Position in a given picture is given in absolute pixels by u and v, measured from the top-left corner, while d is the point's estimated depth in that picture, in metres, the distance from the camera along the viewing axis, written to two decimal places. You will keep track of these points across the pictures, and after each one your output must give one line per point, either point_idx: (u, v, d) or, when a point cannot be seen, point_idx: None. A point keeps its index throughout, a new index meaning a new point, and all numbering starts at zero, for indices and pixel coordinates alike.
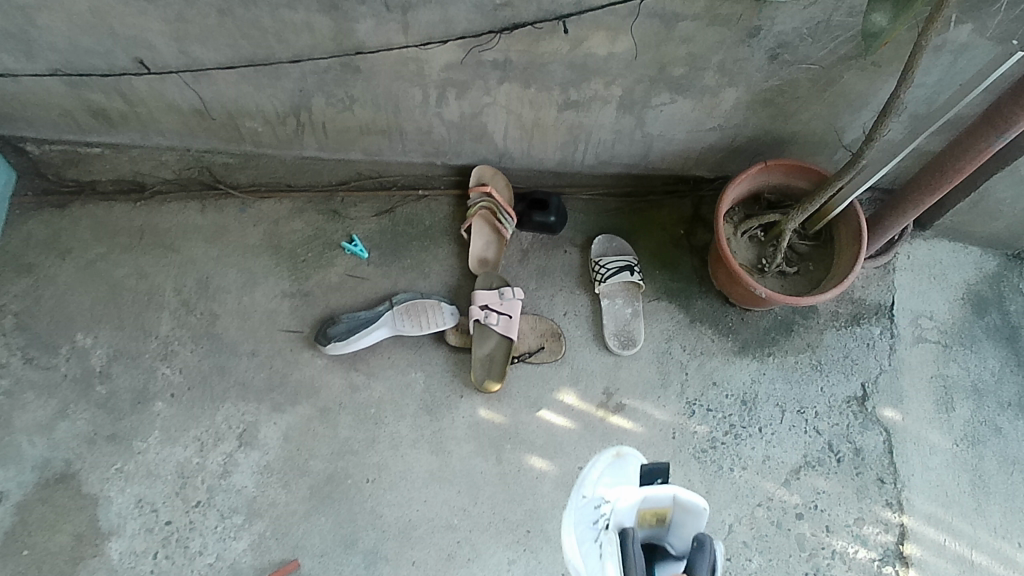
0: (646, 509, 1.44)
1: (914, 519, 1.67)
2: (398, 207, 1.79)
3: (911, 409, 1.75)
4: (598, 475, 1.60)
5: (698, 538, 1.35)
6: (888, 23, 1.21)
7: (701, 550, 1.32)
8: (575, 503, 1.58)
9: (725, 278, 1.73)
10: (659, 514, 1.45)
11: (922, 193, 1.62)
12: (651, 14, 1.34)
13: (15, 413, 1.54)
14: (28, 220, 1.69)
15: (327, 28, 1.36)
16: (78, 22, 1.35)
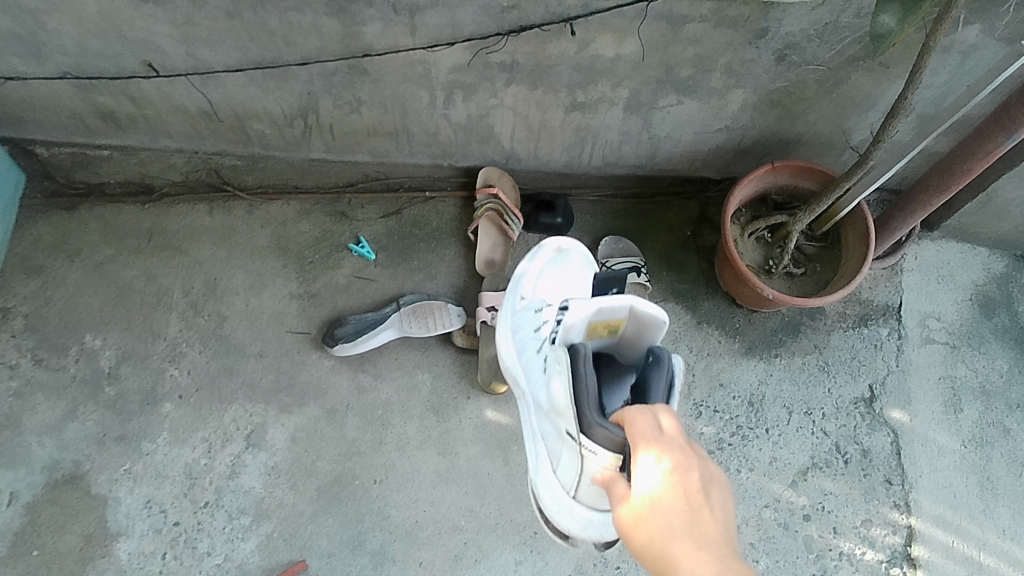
0: (597, 321, 1.22)
1: (922, 521, 1.66)
2: (406, 208, 1.78)
3: (919, 410, 1.75)
4: (537, 273, 1.37)
5: (655, 352, 1.13)
6: (896, 25, 1.20)
7: (659, 367, 1.09)
8: (512, 306, 1.36)
9: (732, 280, 1.73)
10: (612, 326, 1.23)
11: (930, 194, 1.61)
12: (658, 16, 1.34)
13: (25, 414, 1.55)
14: (37, 222, 1.70)
15: (335, 31, 1.36)
16: (87, 26, 1.36)
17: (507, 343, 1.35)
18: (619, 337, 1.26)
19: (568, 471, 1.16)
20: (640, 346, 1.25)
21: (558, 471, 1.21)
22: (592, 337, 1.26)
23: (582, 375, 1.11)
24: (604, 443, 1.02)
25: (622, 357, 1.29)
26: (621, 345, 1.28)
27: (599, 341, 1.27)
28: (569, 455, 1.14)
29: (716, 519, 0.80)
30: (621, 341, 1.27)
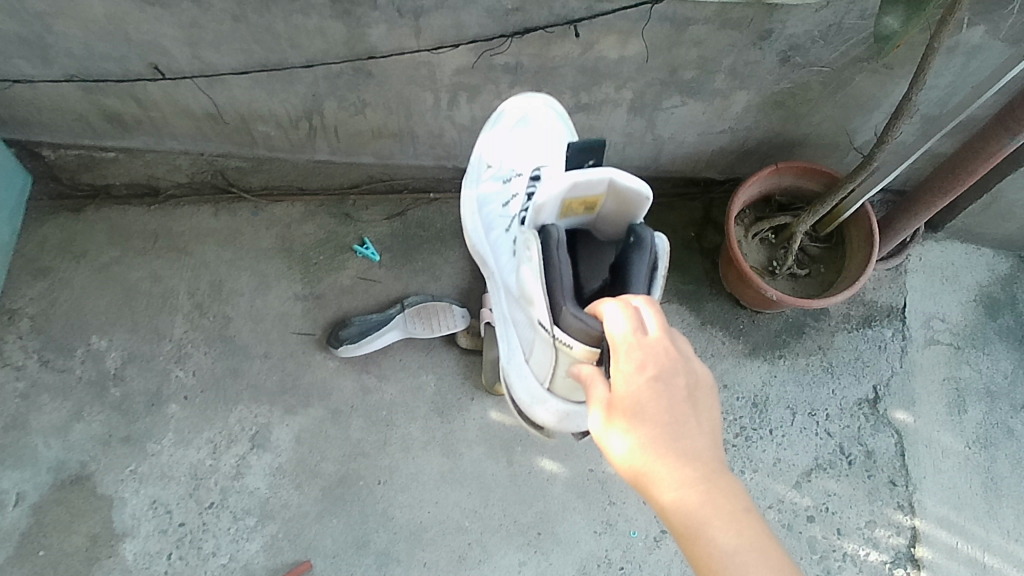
0: (572, 199, 1.18)
1: (926, 522, 1.66)
2: (409, 210, 1.79)
3: (923, 411, 1.75)
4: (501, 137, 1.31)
5: (636, 232, 1.15)
6: (900, 27, 1.21)
7: (640, 251, 1.12)
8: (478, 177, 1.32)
9: (736, 281, 1.73)
10: (589, 203, 1.20)
11: (934, 195, 1.61)
12: (662, 18, 1.34)
13: (31, 415, 1.56)
14: (43, 223, 1.70)
15: (340, 33, 1.37)
16: (93, 29, 1.37)
17: (474, 218, 1.35)
18: (596, 214, 1.25)
19: (541, 361, 1.23)
20: (619, 224, 1.24)
21: (530, 363, 1.29)
22: (567, 214, 1.23)
23: (557, 266, 1.14)
24: (579, 336, 1.08)
25: (597, 232, 1.30)
26: (598, 221, 1.27)
27: (575, 218, 1.26)
28: (541, 347, 1.21)
29: (700, 422, 0.84)
30: (597, 219, 1.27)
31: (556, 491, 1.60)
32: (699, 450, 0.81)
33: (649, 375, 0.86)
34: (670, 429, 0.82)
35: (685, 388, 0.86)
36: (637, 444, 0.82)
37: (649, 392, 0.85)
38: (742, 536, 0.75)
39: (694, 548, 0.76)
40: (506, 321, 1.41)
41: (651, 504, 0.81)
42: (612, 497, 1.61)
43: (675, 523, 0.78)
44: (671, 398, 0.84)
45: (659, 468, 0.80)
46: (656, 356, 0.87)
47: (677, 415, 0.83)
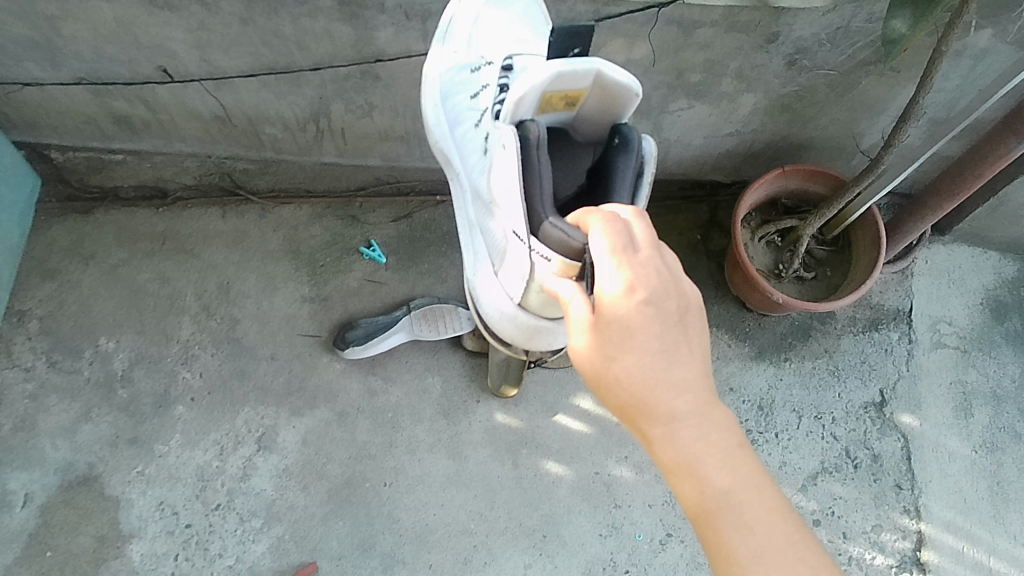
0: (553, 92, 1.09)
1: (932, 526, 1.66)
2: (416, 212, 1.81)
3: (929, 415, 1.74)
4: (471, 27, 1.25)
5: (620, 134, 1.08)
6: (908, 30, 1.21)
7: (626, 153, 1.06)
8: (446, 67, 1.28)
9: (743, 284, 1.72)
10: (570, 98, 1.12)
11: (940, 199, 1.61)
12: (669, 21, 1.34)
13: (39, 416, 1.56)
14: (52, 225, 1.71)
15: (348, 36, 1.37)
16: (103, 32, 1.37)
17: (437, 109, 1.30)
18: (576, 112, 1.17)
19: (515, 274, 1.15)
20: (601, 124, 1.17)
21: (504, 276, 1.20)
22: (545, 112, 1.14)
23: (534, 165, 1.05)
24: (558, 247, 0.99)
25: (575, 134, 1.21)
26: (577, 120, 1.19)
27: (553, 116, 1.17)
28: (515, 258, 1.13)
29: (691, 352, 0.76)
30: (578, 119, 1.18)
31: (562, 494, 1.61)
32: (691, 384, 0.75)
33: (638, 300, 0.76)
34: (660, 363, 0.75)
35: (678, 313, 0.77)
36: (624, 378, 0.76)
37: (640, 322, 0.75)
38: (733, 476, 0.74)
39: (686, 490, 0.75)
40: (478, 229, 1.32)
41: (637, 433, 0.78)
42: (618, 500, 1.61)
43: (666, 458, 0.76)
44: (663, 327, 0.76)
45: (649, 407, 0.75)
46: (646, 277, 0.77)
47: (668, 346, 0.75)
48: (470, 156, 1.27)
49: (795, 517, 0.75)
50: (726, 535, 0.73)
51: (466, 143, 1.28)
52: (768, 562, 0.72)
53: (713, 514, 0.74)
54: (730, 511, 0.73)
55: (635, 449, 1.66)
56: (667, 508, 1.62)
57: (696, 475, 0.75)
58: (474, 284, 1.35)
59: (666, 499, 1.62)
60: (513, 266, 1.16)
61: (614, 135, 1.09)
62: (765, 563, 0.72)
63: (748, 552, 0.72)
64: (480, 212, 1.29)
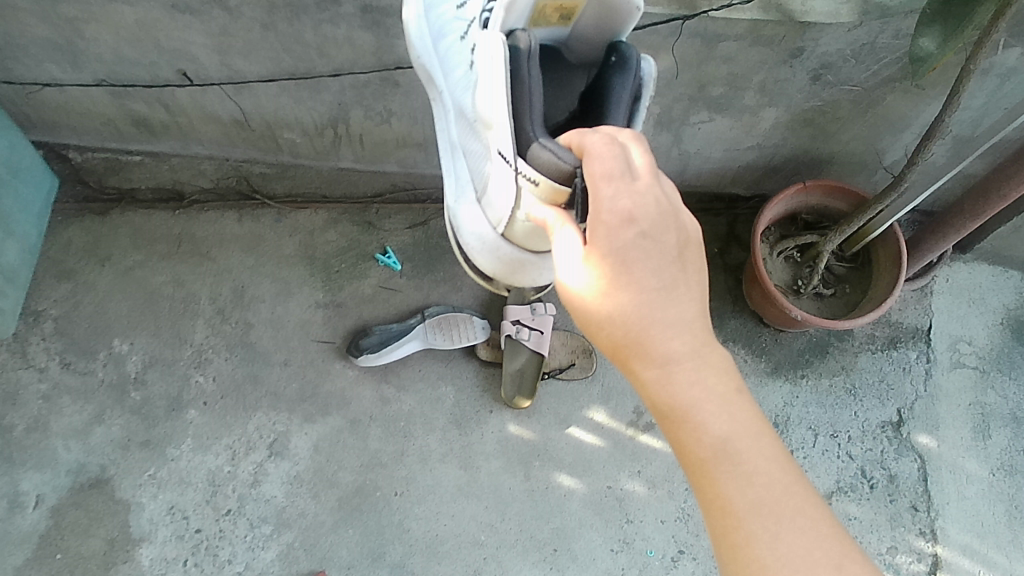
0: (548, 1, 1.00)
1: (949, 549, 1.64)
2: (433, 220, 1.78)
3: (947, 436, 1.72)
4: None
5: (618, 51, 1.00)
6: (937, 48, 1.18)
7: (624, 73, 0.99)
8: None
9: (761, 300, 1.71)
10: (565, 10, 1.03)
11: (963, 218, 1.59)
12: (693, 34, 1.33)
13: (52, 417, 1.56)
14: (69, 226, 1.71)
15: (369, 44, 1.37)
16: (124, 35, 1.37)
17: (420, 21, 1.17)
18: (571, 27, 1.08)
19: (497, 201, 1.11)
20: (597, 43, 1.08)
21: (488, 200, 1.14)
22: (538, 24, 1.06)
23: (524, 83, 0.97)
24: (547, 171, 0.93)
25: (568, 54, 1.13)
26: (571, 39, 1.11)
27: (546, 31, 1.08)
28: (498, 186, 1.07)
29: (690, 291, 0.71)
30: (573, 36, 1.09)
31: (573, 507, 1.59)
32: (690, 324, 0.70)
33: (635, 231, 0.71)
34: (657, 297, 0.70)
35: (676, 248, 0.72)
36: (618, 313, 0.71)
37: (637, 254, 0.71)
38: (733, 424, 0.68)
39: (681, 438, 0.69)
40: (462, 152, 1.24)
41: (629, 377, 0.72)
42: (630, 515, 1.60)
43: (660, 403, 0.70)
44: (662, 260, 0.71)
45: (642, 345, 0.70)
46: (645, 206, 0.72)
47: (668, 281, 0.70)
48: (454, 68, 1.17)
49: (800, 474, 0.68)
50: (722, 487, 0.66)
51: (451, 53, 1.17)
52: (770, 518, 0.65)
53: (709, 461, 0.67)
54: (727, 462, 0.67)
55: (648, 464, 1.64)
56: (680, 525, 1.60)
57: (692, 421, 0.68)
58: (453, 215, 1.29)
59: (679, 515, 1.61)
60: (498, 191, 1.09)
61: (609, 53, 1.02)
62: (765, 519, 0.65)
63: (748, 505, 0.65)
64: (464, 131, 1.20)
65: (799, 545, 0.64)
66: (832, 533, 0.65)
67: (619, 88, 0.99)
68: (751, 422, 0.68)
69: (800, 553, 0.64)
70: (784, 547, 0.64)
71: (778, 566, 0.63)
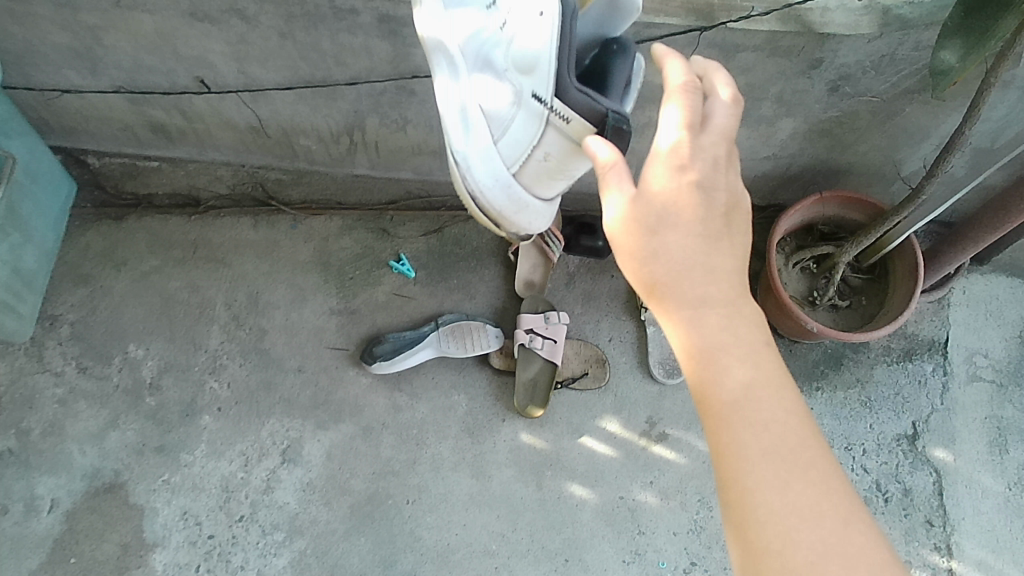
0: None
1: (964, 565, 1.62)
2: (447, 227, 1.78)
3: (963, 450, 1.70)
4: None
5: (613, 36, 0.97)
6: (958, 62, 1.18)
7: (626, 58, 0.97)
8: None
9: (776, 311, 1.70)
10: None
11: (981, 231, 1.57)
12: (711, 45, 1.33)
13: (68, 421, 1.57)
14: (86, 230, 1.72)
15: (385, 52, 1.37)
16: (143, 43, 1.38)
17: None
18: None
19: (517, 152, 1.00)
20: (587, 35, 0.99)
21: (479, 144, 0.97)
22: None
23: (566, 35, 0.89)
24: (583, 113, 0.92)
25: None
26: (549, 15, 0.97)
27: None
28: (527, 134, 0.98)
29: (732, 242, 0.70)
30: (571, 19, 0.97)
31: (586, 518, 1.59)
32: (728, 273, 0.69)
33: (688, 179, 0.70)
34: (699, 242, 0.69)
35: (726, 198, 0.71)
36: (657, 254, 0.70)
37: (687, 198, 0.69)
38: (758, 373, 0.67)
39: (705, 379, 0.68)
40: None
41: (658, 313, 0.71)
42: (642, 527, 1.59)
43: (687, 341, 0.69)
44: (709, 210, 0.70)
45: (677, 286, 0.69)
46: (701, 153, 0.71)
47: (712, 229, 0.69)
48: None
49: (816, 429, 0.67)
50: (737, 429, 0.65)
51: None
52: (781, 466, 0.64)
53: (728, 405, 0.66)
54: (748, 408, 0.66)
55: (661, 474, 1.64)
56: (692, 537, 1.59)
57: (717, 363, 0.67)
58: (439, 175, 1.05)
59: (691, 527, 1.60)
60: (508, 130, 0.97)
61: (604, 37, 0.98)
62: (775, 466, 0.64)
63: (760, 451, 0.64)
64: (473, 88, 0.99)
65: (806, 493, 0.63)
66: (844, 489, 0.64)
67: (626, 69, 0.96)
68: (776, 372, 0.67)
69: (809, 504, 0.63)
70: (793, 492, 0.63)
71: (781, 512, 0.63)
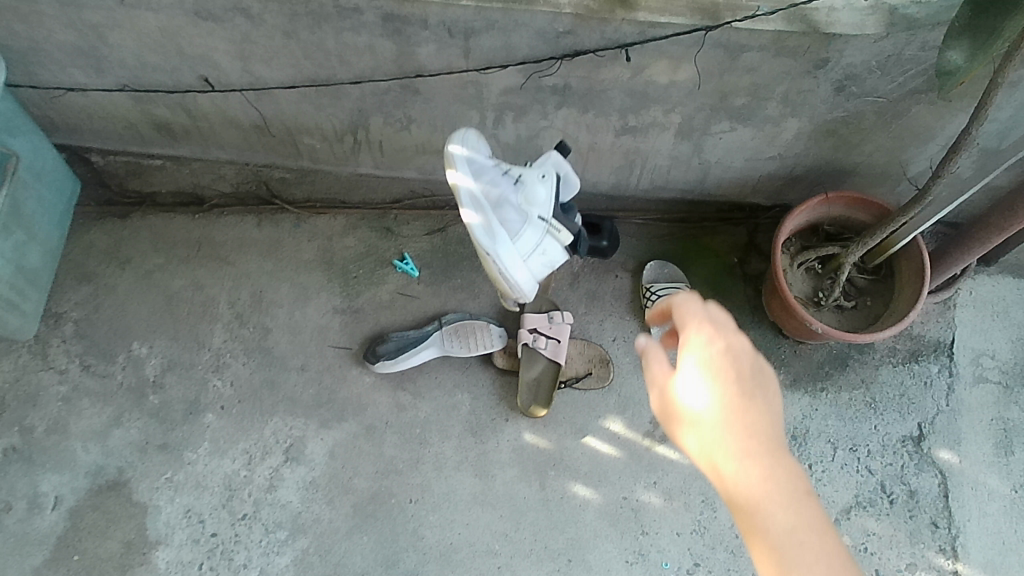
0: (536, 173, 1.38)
1: (969, 567, 1.61)
2: (451, 225, 1.78)
3: (969, 452, 1.69)
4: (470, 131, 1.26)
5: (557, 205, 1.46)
6: (965, 62, 1.17)
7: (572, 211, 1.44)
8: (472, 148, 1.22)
9: (781, 311, 1.69)
10: None
11: (988, 232, 1.57)
12: (716, 44, 1.32)
13: (72, 419, 1.58)
14: (91, 229, 1.73)
15: (390, 51, 1.37)
16: (147, 41, 1.38)
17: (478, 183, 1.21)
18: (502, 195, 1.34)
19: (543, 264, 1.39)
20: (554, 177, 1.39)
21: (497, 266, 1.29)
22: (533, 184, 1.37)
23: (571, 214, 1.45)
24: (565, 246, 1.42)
25: None
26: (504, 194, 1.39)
27: None
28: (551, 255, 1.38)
29: (769, 410, 0.74)
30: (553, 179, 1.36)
31: (589, 518, 1.59)
32: (765, 431, 0.72)
33: (715, 351, 0.76)
34: (733, 404, 0.74)
35: (753, 372, 0.76)
36: (697, 416, 0.74)
37: (716, 365, 0.76)
38: (800, 520, 0.68)
39: (750, 526, 0.69)
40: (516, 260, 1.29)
41: (709, 468, 0.73)
42: (645, 527, 1.59)
43: (732, 491, 0.70)
44: (739, 375, 0.75)
45: (715, 442, 0.72)
46: (726, 338, 0.78)
47: (742, 390, 0.74)
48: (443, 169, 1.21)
49: None
50: None
51: (460, 149, 1.19)
52: None
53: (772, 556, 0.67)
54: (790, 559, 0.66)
55: (664, 475, 1.63)
56: (696, 538, 1.59)
57: (761, 510, 0.68)
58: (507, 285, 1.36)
59: (695, 528, 1.60)
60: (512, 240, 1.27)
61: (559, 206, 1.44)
62: None
63: None
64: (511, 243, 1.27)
65: None
66: None
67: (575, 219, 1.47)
68: (819, 519, 0.68)
69: None
70: None
71: None
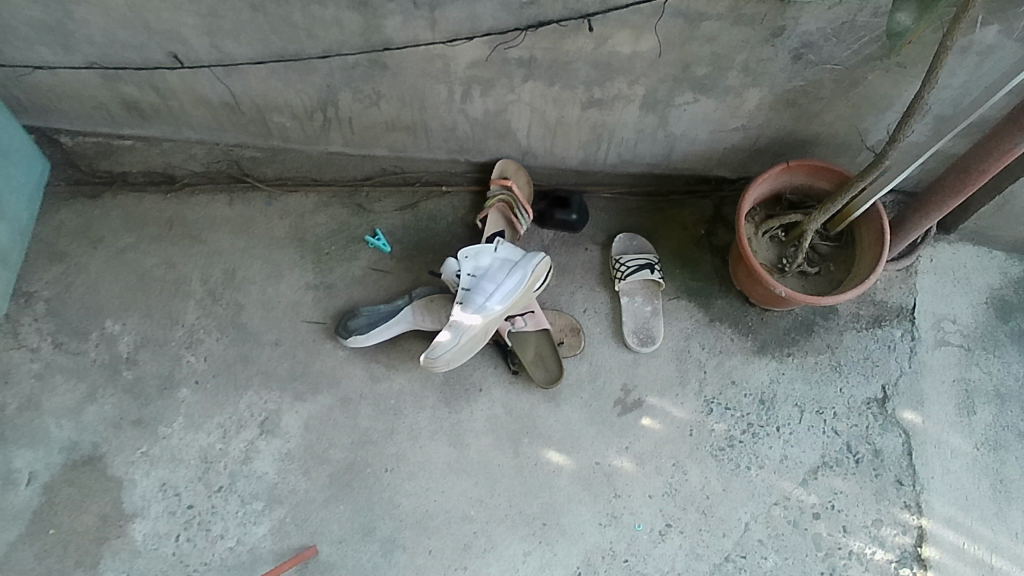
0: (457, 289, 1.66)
1: (934, 522, 1.64)
2: (421, 202, 1.81)
3: (932, 412, 1.72)
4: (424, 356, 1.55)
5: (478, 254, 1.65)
6: (913, 23, 1.20)
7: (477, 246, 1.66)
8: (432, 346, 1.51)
9: (746, 277, 1.72)
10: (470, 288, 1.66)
11: (945, 195, 1.61)
12: (676, 14, 1.36)
13: (45, 396, 1.58)
14: (61, 209, 1.74)
15: (357, 25, 1.39)
16: (115, 16, 1.39)
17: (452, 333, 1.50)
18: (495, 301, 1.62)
19: (508, 251, 1.59)
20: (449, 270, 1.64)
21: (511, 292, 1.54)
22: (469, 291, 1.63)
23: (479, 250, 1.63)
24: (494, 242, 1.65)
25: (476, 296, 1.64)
26: None
27: None
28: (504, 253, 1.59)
29: None
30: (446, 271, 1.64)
31: (562, 483, 1.61)
32: None
33: None
34: None
35: None
36: None
37: None
38: None
39: None
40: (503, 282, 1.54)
41: None
42: (618, 490, 1.62)
43: None
44: None
45: None
46: None
47: None
48: (451, 361, 1.52)
49: None
50: None
51: (431, 349, 1.49)
52: None
53: None
54: None
55: (636, 439, 1.66)
56: (667, 499, 1.62)
57: None
58: (537, 272, 1.55)
59: (666, 490, 1.63)
60: (497, 283, 1.54)
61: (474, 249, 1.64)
62: None
63: None
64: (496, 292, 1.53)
65: None
66: None
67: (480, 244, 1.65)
68: None
69: None
70: None
71: None
